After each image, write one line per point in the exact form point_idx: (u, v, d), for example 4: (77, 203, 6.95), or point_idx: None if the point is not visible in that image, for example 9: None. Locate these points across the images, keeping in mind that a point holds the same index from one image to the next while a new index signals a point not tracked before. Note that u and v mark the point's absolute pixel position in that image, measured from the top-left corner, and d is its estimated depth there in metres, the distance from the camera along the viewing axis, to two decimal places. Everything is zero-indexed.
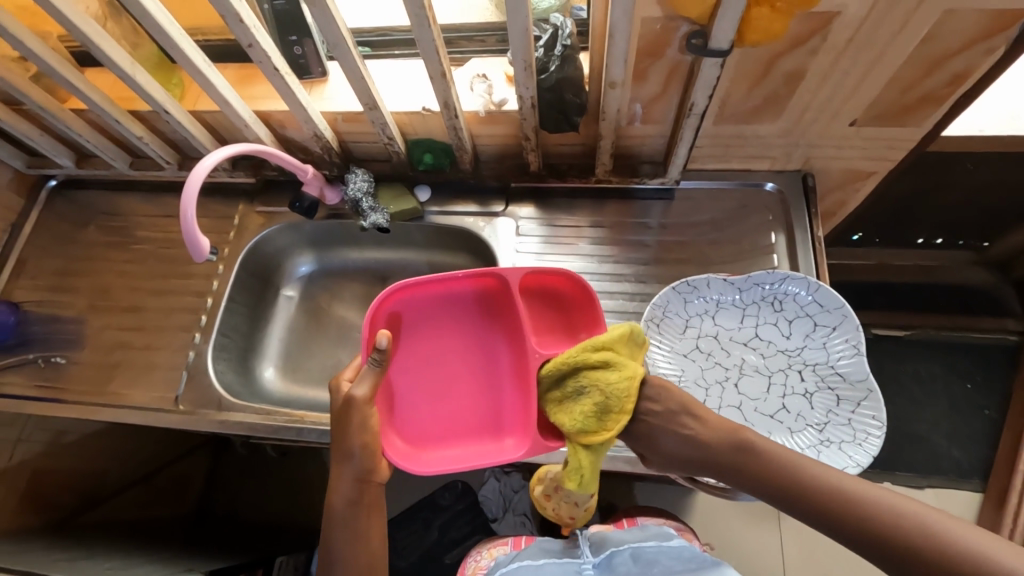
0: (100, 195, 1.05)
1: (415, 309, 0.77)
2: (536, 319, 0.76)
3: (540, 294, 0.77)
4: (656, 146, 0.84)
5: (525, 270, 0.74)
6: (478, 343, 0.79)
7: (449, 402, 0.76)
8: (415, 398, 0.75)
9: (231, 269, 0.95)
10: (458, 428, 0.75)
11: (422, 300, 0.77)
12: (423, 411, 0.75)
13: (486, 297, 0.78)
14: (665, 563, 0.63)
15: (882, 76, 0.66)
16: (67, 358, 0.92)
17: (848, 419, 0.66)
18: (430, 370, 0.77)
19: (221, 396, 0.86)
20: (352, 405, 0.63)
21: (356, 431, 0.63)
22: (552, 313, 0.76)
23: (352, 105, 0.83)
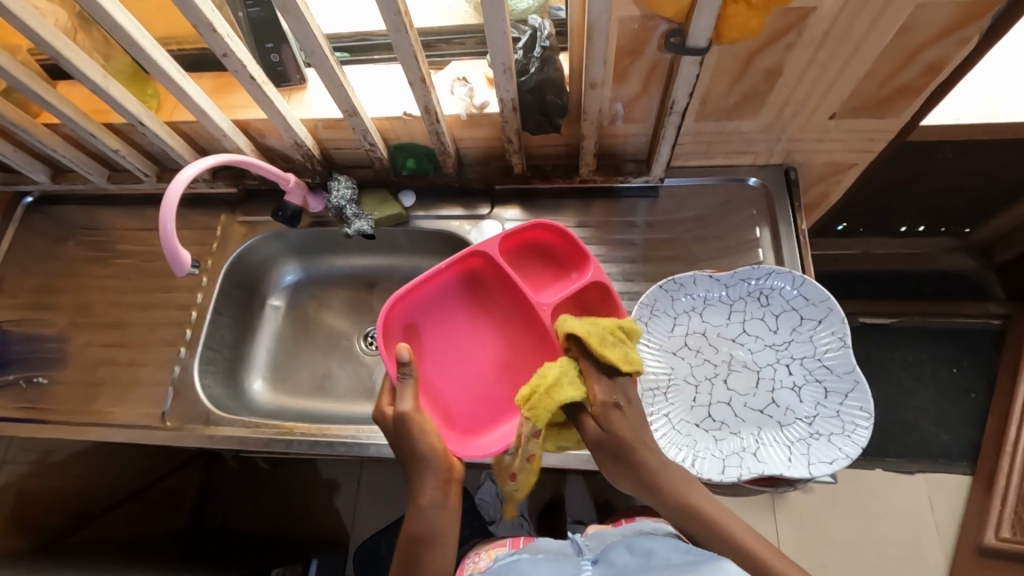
0: (79, 209, 1.03)
1: (418, 308, 0.76)
2: (536, 278, 0.77)
3: (526, 250, 0.77)
4: (640, 144, 0.85)
5: (499, 236, 0.75)
6: (492, 318, 0.78)
7: (487, 380, 0.76)
8: (453, 391, 0.75)
9: (215, 281, 0.94)
10: (504, 397, 0.75)
11: (424, 297, 0.76)
12: (467, 397, 0.75)
13: (479, 273, 0.77)
14: (664, 554, 0.53)
15: (859, 68, 0.67)
16: (49, 377, 0.91)
17: (837, 411, 0.67)
18: (456, 359, 0.76)
19: (208, 409, 0.85)
20: (401, 416, 0.63)
21: (416, 433, 0.62)
22: (546, 268, 0.77)
23: (332, 111, 0.82)
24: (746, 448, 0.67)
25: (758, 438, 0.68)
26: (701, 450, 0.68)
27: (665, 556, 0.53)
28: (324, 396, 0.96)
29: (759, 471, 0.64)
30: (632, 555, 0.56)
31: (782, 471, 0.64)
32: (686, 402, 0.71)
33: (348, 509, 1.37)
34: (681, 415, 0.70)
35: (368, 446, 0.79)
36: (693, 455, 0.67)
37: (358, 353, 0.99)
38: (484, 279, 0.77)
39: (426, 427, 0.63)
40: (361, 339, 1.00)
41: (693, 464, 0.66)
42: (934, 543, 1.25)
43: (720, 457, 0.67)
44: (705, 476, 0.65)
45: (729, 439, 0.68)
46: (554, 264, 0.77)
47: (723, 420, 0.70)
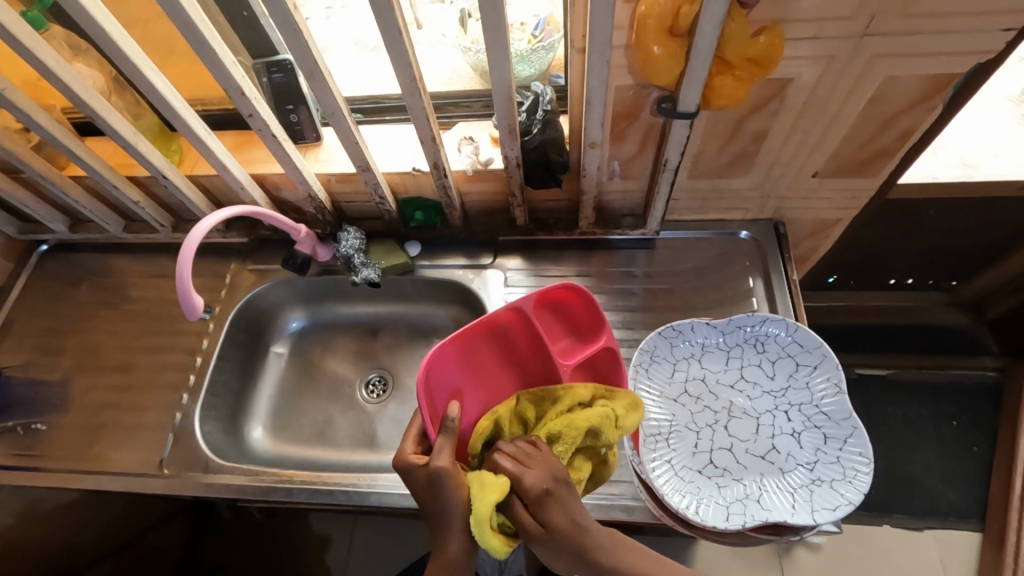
0: (92, 257, 1.06)
1: (450, 367, 0.72)
2: (556, 335, 0.75)
3: (550, 309, 0.75)
4: (636, 200, 0.89)
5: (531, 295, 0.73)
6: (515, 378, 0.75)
7: None
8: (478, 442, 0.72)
9: (222, 326, 0.95)
10: None
11: (450, 362, 0.72)
12: None
13: (505, 329, 0.74)
14: None
15: (840, 132, 0.72)
16: (47, 424, 0.90)
17: (837, 457, 0.64)
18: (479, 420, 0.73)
19: (207, 457, 0.84)
20: (437, 474, 0.57)
21: (454, 494, 0.56)
22: (561, 323, 0.75)
23: (347, 166, 0.87)
24: (749, 495, 0.64)
25: (761, 484, 0.65)
26: (705, 497, 0.64)
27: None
28: (323, 445, 0.96)
29: (763, 518, 0.61)
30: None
31: (786, 518, 0.61)
32: (688, 449, 0.68)
33: (340, 567, 1.32)
34: (684, 461, 0.67)
35: (367, 494, 0.78)
36: (696, 502, 0.64)
37: (359, 400, 0.99)
38: (509, 335, 0.74)
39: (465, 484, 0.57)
40: (362, 386, 1.01)
41: (696, 511, 0.63)
42: None
43: (723, 505, 0.64)
44: (709, 525, 0.62)
45: (732, 486, 0.65)
46: (566, 319, 0.75)
47: (725, 466, 0.67)
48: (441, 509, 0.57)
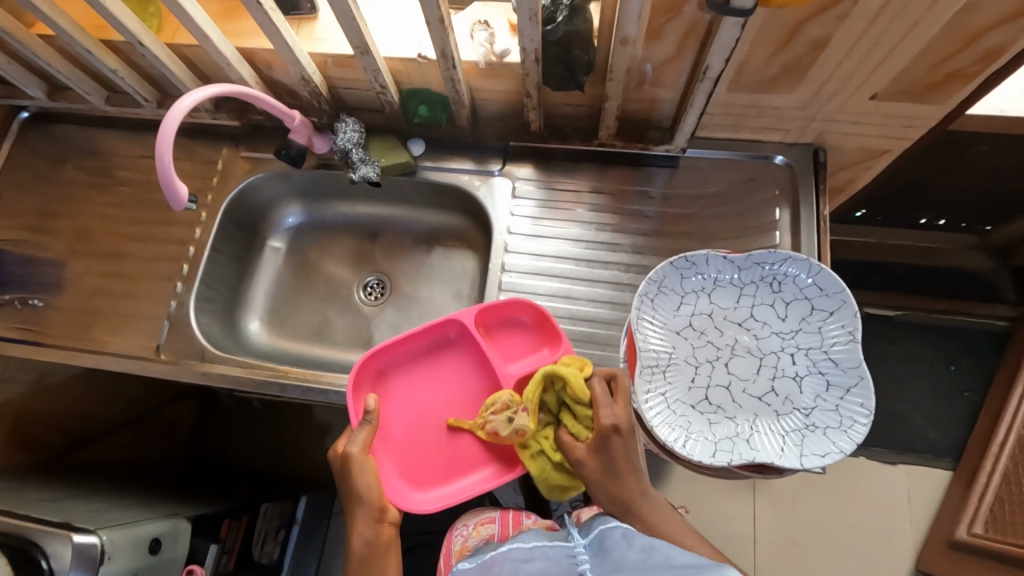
0: (77, 131, 0.99)
1: (392, 365, 0.78)
2: (506, 349, 0.78)
3: (498, 323, 0.79)
4: (665, 112, 0.80)
5: (478, 307, 0.77)
6: (457, 386, 0.78)
7: (441, 450, 0.76)
8: (407, 442, 0.76)
9: (214, 218, 0.91)
10: (458, 463, 0.76)
11: (392, 358, 0.78)
12: (427, 460, 0.76)
13: (454, 338, 0.79)
14: (667, 551, 0.49)
15: (913, 47, 0.62)
16: (44, 301, 0.90)
17: (836, 405, 0.61)
18: (413, 420, 0.77)
19: (204, 347, 0.85)
20: (348, 458, 0.69)
21: (359, 479, 0.68)
22: (512, 337, 0.79)
23: (344, 47, 0.77)
24: (740, 434, 0.62)
25: (753, 424, 0.63)
26: (694, 432, 0.63)
27: (669, 560, 0.48)
28: (321, 343, 0.96)
29: (750, 458, 0.60)
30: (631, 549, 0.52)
31: (773, 460, 0.60)
32: (684, 383, 0.65)
33: None
34: (678, 395, 0.65)
35: None
36: (685, 436, 0.62)
37: (356, 302, 0.98)
38: (458, 345, 0.79)
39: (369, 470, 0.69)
40: (360, 288, 0.99)
41: (684, 445, 0.62)
42: (906, 532, 1.30)
43: (712, 441, 0.62)
44: (695, 460, 0.61)
45: (723, 423, 0.63)
46: (519, 334, 0.79)
47: (720, 404, 0.64)
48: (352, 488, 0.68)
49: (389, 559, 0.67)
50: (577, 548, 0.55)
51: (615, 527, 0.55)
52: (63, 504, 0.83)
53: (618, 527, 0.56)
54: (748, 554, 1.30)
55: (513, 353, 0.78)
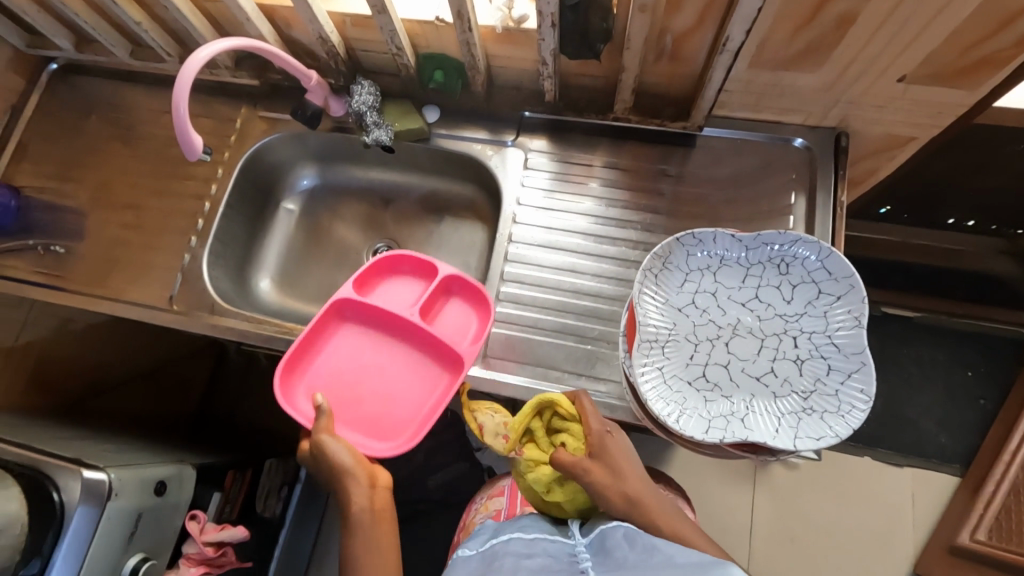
0: (102, 84, 1.01)
1: (312, 362, 0.79)
2: (404, 299, 0.82)
3: (374, 288, 0.83)
4: (684, 88, 0.79)
5: (352, 280, 0.80)
6: (380, 343, 0.81)
7: (395, 398, 0.78)
8: (366, 413, 0.77)
9: (230, 175, 0.93)
10: (417, 395, 0.78)
11: (310, 355, 0.79)
12: (389, 416, 0.77)
13: (347, 315, 0.81)
14: (667, 551, 0.50)
15: (946, 27, 0.59)
16: (66, 248, 0.92)
17: (835, 390, 0.60)
18: (360, 393, 0.78)
19: (214, 301, 0.87)
20: (316, 444, 0.70)
21: (337, 453, 0.69)
22: (398, 290, 0.83)
23: (362, 7, 0.77)
24: (735, 413, 0.62)
25: (749, 404, 0.62)
26: (689, 408, 0.62)
27: (669, 556, 0.48)
28: None
29: (743, 437, 0.59)
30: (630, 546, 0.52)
31: (766, 440, 0.59)
32: (682, 360, 0.65)
33: None
34: (675, 371, 0.64)
35: None
36: (679, 411, 0.62)
37: (365, 266, 1.00)
38: (355, 319, 0.81)
39: (339, 443, 0.70)
40: (370, 254, 1.00)
41: (677, 420, 0.61)
42: (907, 535, 1.28)
43: (705, 418, 0.62)
44: (687, 434, 0.60)
45: (719, 401, 0.63)
46: (402, 284, 0.83)
47: (717, 382, 0.64)
48: (333, 462, 0.69)
49: (385, 526, 0.67)
50: (577, 547, 0.56)
51: (615, 527, 0.56)
52: (77, 443, 0.87)
53: (616, 526, 0.56)
54: (743, 546, 1.30)
55: (406, 295, 0.82)
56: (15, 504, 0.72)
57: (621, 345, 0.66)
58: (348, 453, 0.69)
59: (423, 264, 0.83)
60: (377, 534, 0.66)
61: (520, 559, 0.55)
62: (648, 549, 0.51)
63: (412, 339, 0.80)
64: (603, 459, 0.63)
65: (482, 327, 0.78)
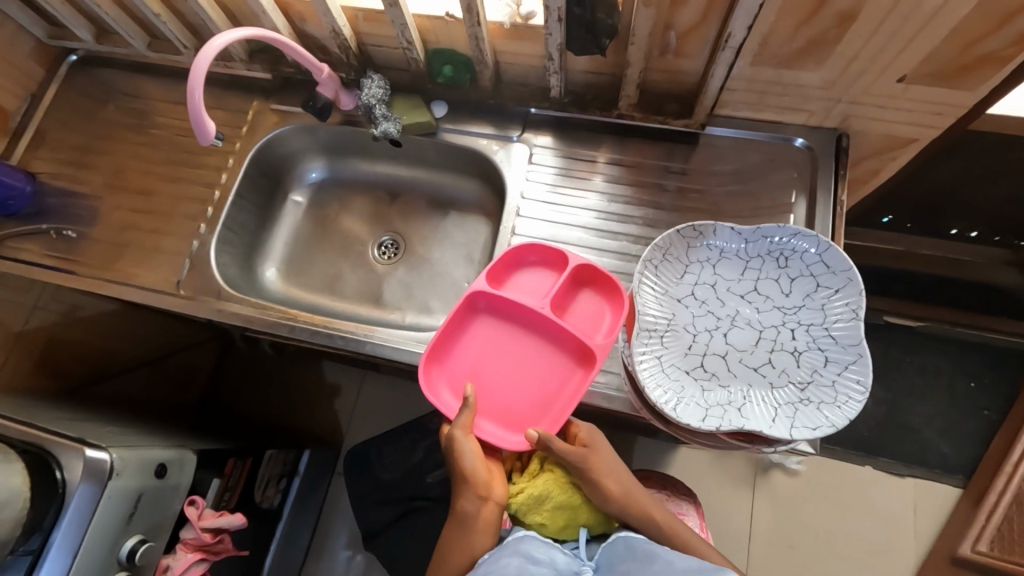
0: (120, 75, 1.04)
1: (457, 356, 0.76)
2: (536, 287, 0.77)
3: (517, 277, 0.78)
4: (688, 85, 0.80)
5: (485, 271, 0.76)
6: (529, 337, 0.76)
7: (537, 392, 0.74)
8: (505, 406, 0.74)
9: (241, 164, 0.95)
10: (555, 389, 0.74)
11: (456, 349, 0.76)
12: (526, 409, 0.73)
13: (484, 306, 0.77)
14: (665, 558, 0.60)
15: (945, 24, 0.61)
16: (78, 232, 0.94)
17: (831, 381, 0.60)
18: (508, 387, 0.75)
19: (221, 286, 0.88)
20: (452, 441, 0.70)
21: (465, 457, 0.69)
22: (539, 279, 0.77)
23: (375, 2, 0.79)
24: (731, 402, 0.62)
25: (745, 394, 0.62)
26: (686, 397, 0.63)
27: (669, 561, 0.59)
28: (332, 295, 0.99)
29: (739, 425, 0.59)
30: (633, 559, 0.62)
31: (762, 429, 0.59)
32: (680, 349, 0.65)
33: (346, 413, 1.45)
34: (673, 360, 0.65)
35: (365, 343, 0.82)
36: (677, 399, 0.62)
37: (370, 258, 1.01)
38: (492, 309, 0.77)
39: (465, 446, 0.70)
40: (375, 246, 1.02)
41: (675, 407, 0.61)
42: (908, 545, 1.27)
43: (702, 406, 0.62)
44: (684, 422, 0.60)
45: (716, 391, 0.63)
46: (542, 272, 0.78)
47: (714, 372, 0.64)
48: (459, 467, 0.69)
49: (488, 532, 0.68)
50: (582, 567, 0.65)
51: (618, 542, 0.67)
52: (81, 423, 0.88)
53: (619, 541, 0.67)
54: (741, 551, 1.29)
55: (543, 286, 0.76)
56: (18, 479, 0.73)
57: (621, 334, 0.67)
58: (474, 459, 0.69)
59: (556, 256, 0.77)
60: (461, 538, 0.68)
61: (527, 561, 0.61)
62: (647, 556, 0.61)
63: (551, 331, 0.75)
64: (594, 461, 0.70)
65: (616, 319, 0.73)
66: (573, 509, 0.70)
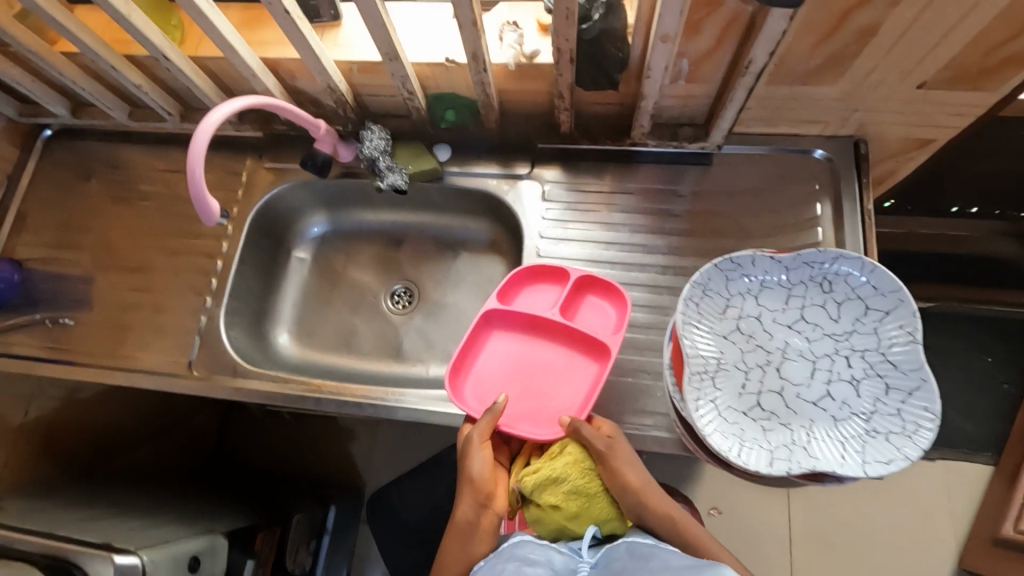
0: (99, 146, 0.99)
1: (476, 374, 0.77)
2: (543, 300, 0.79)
3: (524, 294, 0.80)
4: (699, 107, 0.78)
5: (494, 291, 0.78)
6: (542, 348, 0.78)
7: (559, 394, 0.75)
8: (531, 411, 0.74)
9: (241, 230, 0.91)
10: (575, 388, 0.75)
11: (474, 368, 0.77)
12: (552, 411, 0.74)
13: (496, 324, 0.79)
14: (663, 556, 0.55)
15: (969, 31, 0.59)
16: (75, 319, 0.89)
17: (897, 409, 0.58)
18: (530, 395, 0.75)
19: (235, 361, 0.84)
20: (468, 441, 0.69)
21: (477, 456, 0.68)
22: (544, 292, 0.80)
23: (371, 54, 0.76)
24: (796, 441, 0.60)
25: (809, 431, 0.60)
26: (748, 440, 0.60)
27: (665, 561, 0.54)
28: (350, 353, 0.95)
29: (810, 467, 0.57)
30: (630, 559, 0.58)
31: (834, 469, 0.57)
32: (734, 389, 0.63)
33: (363, 456, 1.40)
34: (728, 402, 0.62)
35: (398, 408, 0.78)
36: (739, 444, 0.60)
37: (384, 310, 0.97)
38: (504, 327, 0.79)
39: (479, 448, 0.68)
40: (388, 297, 0.98)
41: (739, 454, 0.59)
42: (946, 529, 1.27)
43: (767, 449, 0.60)
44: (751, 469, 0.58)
45: (778, 431, 0.61)
46: (547, 286, 0.80)
47: (773, 410, 0.62)
48: (469, 468, 0.68)
49: (488, 538, 0.67)
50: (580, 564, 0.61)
51: (620, 544, 0.61)
52: (100, 521, 0.83)
53: (620, 543, 0.61)
54: (783, 555, 1.28)
55: (550, 294, 0.79)
56: None
57: (670, 379, 0.64)
58: (486, 460, 0.68)
59: (557, 268, 0.79)
60: (459, 543, 0.67)
61: (521, 565, 0.59)
62: (644, 556, 0.57)
63: (562, 339, 0.77)
64: (615, 454, 0.67)
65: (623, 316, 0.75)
66: (589, 498, 0.66)
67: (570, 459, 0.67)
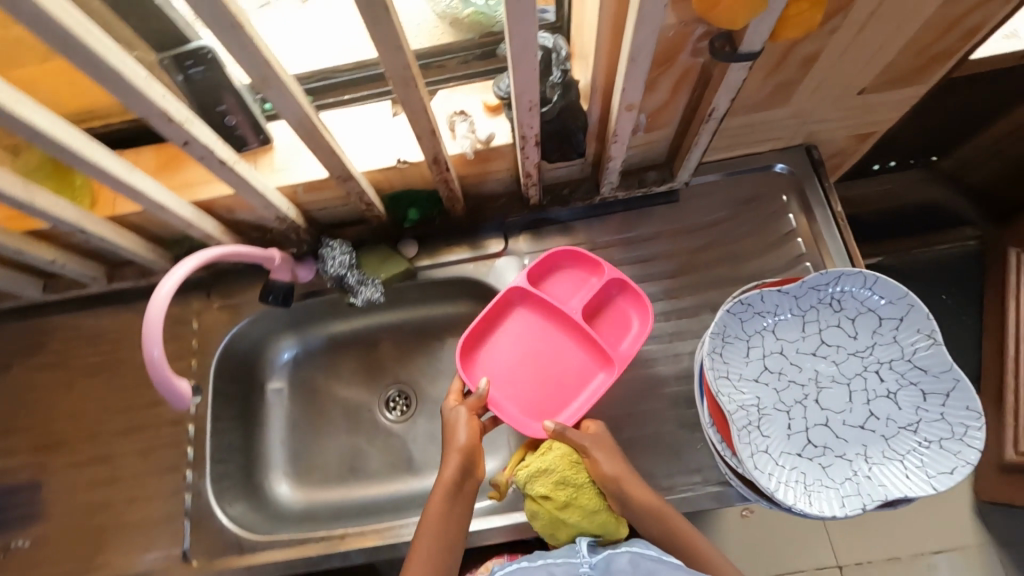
0: (12, 328, 0.86)
1: (483, 340, 0.76)
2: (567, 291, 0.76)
3: (552, 280, 0.77)
4: (660, 150, 0.77)
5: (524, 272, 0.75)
6: (558, 338, 0.75)
7: (562, 388, 0.73)
8: (526, 395, 0.74)
9: (206, 383, 0.81)
10: (577, 389, 0.73)
11: (484, 337, 0.76)
12: (547, 403, 0.73)
13: (519, 303, 0.76)
14: None
15: (902, 40, 0.62)
16: (32, 538, 0.77)
17: (940, 414, 0.59)
18: (532, 380, 0.74)
19: (239, 535, 0.74)
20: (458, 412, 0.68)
21: (467, 427, 0.66)
22: (571, 283, 0.77)
23: (315, 172, 0.70)
24: (858, 471, 0.59)
25: (867, 456, 0.60)
26: (814, 483, 0.59)
27: None
28: (358, 479, 0.87)
29: (883, 498, 0.57)
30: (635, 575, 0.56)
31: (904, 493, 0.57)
32: (783, 433, 0.62)
33: None
34: (782, 448, 0.61)
35: None
36: (807, 491, 0.59)
37: (384, 424, 0.89)
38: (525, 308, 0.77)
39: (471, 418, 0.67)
40: (384, 407, 0.90)
41: (811, 502, 0.58)
42: None
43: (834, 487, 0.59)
44: (828, 515, 0.57)
45: (837, 464, 0.60)
46: (574, 279, 0.77)
47: (825, 444, 0.61)
48: (455, 436, 0.66)
49: (457, 518, 0.62)
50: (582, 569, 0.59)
51: (621, 554, 0.59)
52: None
53: (621, 553, 0.60)
54: None
55: (576, 288, 0.76)
56: None
57: (716, 438, 0.61)
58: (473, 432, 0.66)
59: (587, 258, 0.76)
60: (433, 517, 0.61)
61: None
62: None
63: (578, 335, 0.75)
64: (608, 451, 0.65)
65: (644, 329, 0.72)
66: (577, 489, 0.64)
67: (555, 458, 0.65)
